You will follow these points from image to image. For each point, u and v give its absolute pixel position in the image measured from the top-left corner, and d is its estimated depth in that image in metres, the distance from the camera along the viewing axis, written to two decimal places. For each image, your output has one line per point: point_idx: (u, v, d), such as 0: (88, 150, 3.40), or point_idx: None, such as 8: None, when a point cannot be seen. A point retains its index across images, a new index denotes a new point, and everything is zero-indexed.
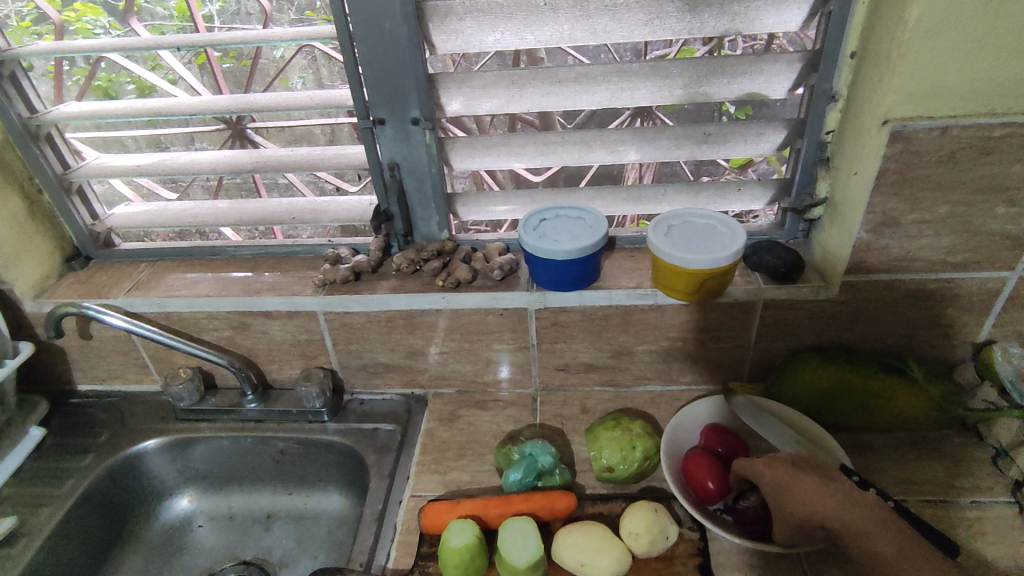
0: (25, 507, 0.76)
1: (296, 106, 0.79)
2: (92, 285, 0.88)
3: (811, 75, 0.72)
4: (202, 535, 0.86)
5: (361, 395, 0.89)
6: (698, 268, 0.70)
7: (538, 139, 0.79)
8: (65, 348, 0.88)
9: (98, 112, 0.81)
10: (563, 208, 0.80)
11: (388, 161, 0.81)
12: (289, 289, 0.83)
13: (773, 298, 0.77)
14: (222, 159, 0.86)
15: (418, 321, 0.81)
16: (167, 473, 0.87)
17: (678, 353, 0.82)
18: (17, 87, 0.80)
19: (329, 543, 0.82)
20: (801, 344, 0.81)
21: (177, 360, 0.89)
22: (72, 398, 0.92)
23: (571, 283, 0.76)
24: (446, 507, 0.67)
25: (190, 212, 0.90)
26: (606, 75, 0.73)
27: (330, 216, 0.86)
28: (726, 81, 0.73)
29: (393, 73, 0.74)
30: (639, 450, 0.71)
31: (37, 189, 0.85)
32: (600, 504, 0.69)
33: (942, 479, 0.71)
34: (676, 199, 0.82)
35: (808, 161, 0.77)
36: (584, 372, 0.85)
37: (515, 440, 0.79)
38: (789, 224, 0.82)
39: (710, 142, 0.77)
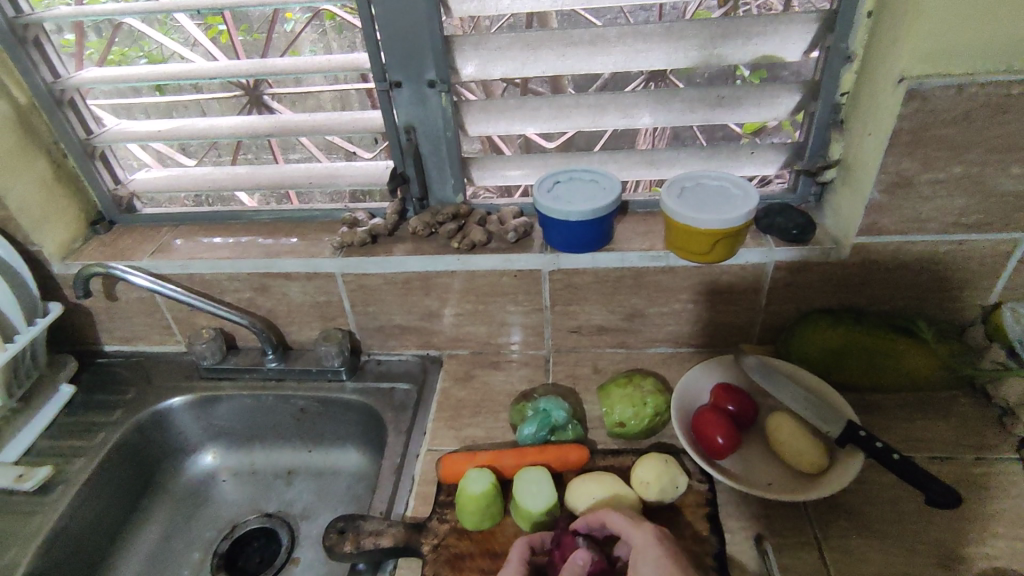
0: (59, 458, 0.80)
1: (314, 70, 0.80)
2: (117, 248, 0.90)
3: (827, 36, 0.72)
4: (226, 489, 0.89)
5: (378, 356, 0.91)
6: (711, 228, 0.71)
7: (552, 102, 0.79)
8: (93, 309, 0.91)
9: (118, 76, 0.82)
10: (576, 172, 0.81)
11: (404, 124, 0.82)
12: (307, 252, 0.85)
13: (784, 260, 0.77)
14: (241, 123, 0.87)
15: (433, 283, 0.83)
16: (192, 430, 0.90)
17: (689, 315, 0.84)
18: (41, 52, 0.81)
19: (349, 497, 0.86)
20: (812, 307, 0.82)
21: (200, 322, 0.91)
22: (99, 358, 0.96)
23: (585, 244, 0.77)
24: (463, 458, 0.70)
25: (209, 177, 0.92)
26: (621, 36, 0.73)
27: (347, 180, 0.88)
28: (741, 43, 0.73)
29: (410, 35, 0.75)
30: (650, 407, 0.73)
31: (63, 153, 0.88)
32: (612, 457, 0.71)
33: (948, 437, 0.73)
34: (689, 163, 0.82)
35: (822, 124, 0.77)
36: (596, 334, 0.86)
37: (528, 398, 0.81)
38: (802, 187, 0.83)
39: (724, 104, 0.77)
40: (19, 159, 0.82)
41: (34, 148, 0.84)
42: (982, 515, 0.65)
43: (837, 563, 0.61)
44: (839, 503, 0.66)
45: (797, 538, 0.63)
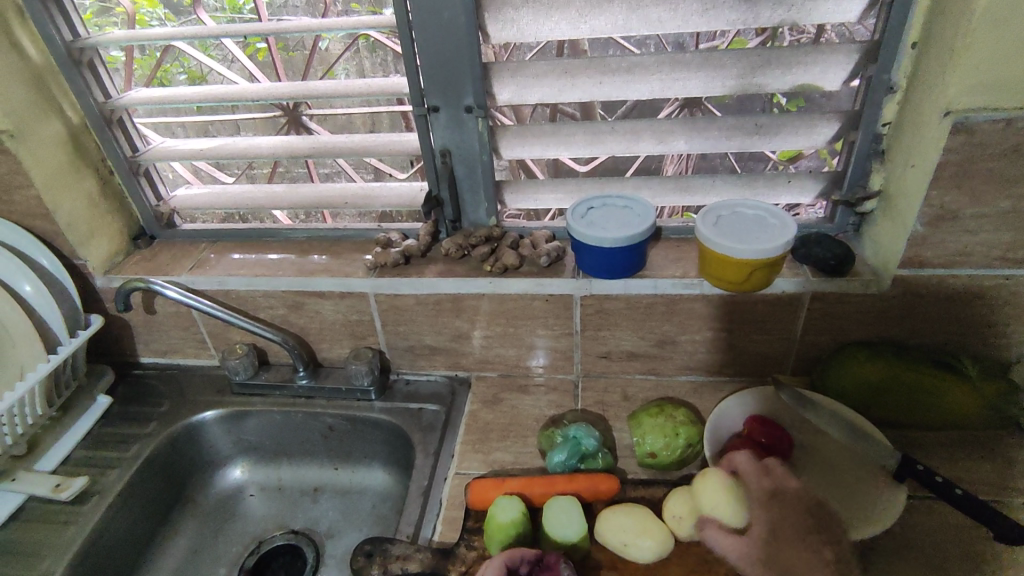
0: (95, 468, 0.81)
1: (353, 94, 0.81)
2: (157, 263, 0.92)
3: (869, 66, 0.71)
4: (253, 505, 0.90)
5: (406, 375, 0.92)
6: (746, 258, 0.70)
7: (587, 128, 0.79)
8: (131, 322, 0.93)
9: (166, 97, 0.85)
10: (610, 198, 0.81)
11: (440, 148, 0.83)
12: (341, 271, 0.86)
13: (821, 290, 0.76)
14: (280, 144, 0.89)
15: (464, 305, 0.83)
16: (222, 443, 0.91)
17: (722, 344, 0.82)
18: (94, 73, 0.84)
19: (374, 517, 0.86)
20: (849, 339, 0.80)
21: (233, 337, 0.93)
22: (135, 369, 0.97)
23: (617, 271, 0.77)
24: (492, 484, 0.69)
25: (247, 195, 0.94)
26: (659, 65, 0.73)
27: (381, 201, 0.89)
28: (780, 72, 0.72)
29: (449, 61, 0.76)
30: (682, 437, 0.72)
31: (109, 170, 0.90)
32: (642, 488, 0.70)
33: (993, 479, 0.70)
34: (724, 190, 0.82)
35: (861, 154, 0.76)
36: (626, 360, 0.85)
37: (558, 423, 0.81)
38: (839, 217, 0.81)
39: (762, 133, 0.77)
40: (68, 175, 0.85)
41: (83, 165, 0.87)
42: None
43: None
44: (878, 544, 0.64)
45: None
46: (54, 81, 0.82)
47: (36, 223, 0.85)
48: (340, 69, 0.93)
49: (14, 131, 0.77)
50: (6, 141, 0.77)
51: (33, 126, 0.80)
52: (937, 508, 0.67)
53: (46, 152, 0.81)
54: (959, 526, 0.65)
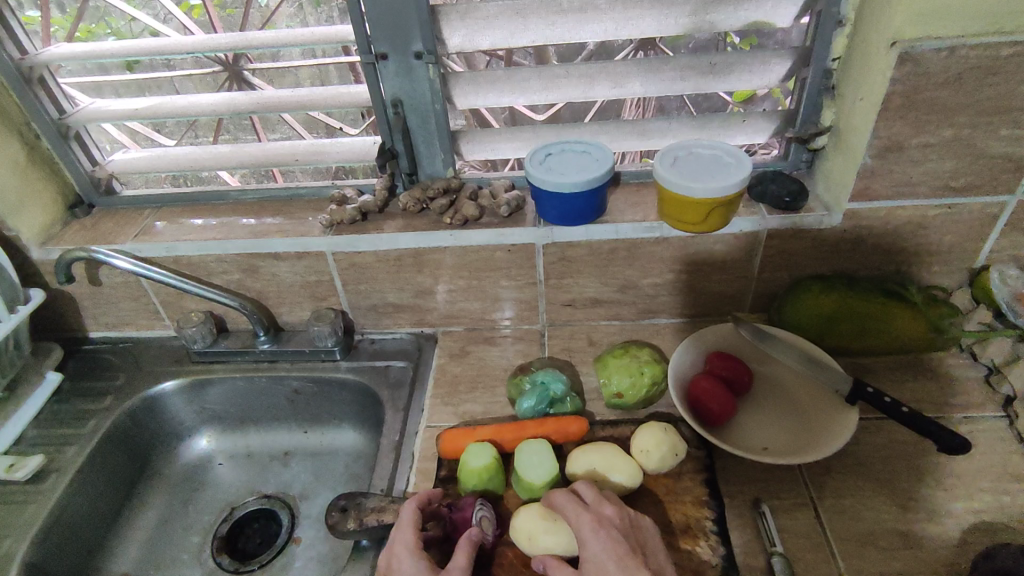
0: (50, 447, 0.78)
1: (295, 43, 0.77)
2: (99, 232, 0.88)
3: (818, 0, 0.71)
4: (222, 473, 0.89)
5: (371, 334, 0.91)
6: (704, 197, 0.71)
7: (542, 72, 0.78)
8: (76, 295, 0.89)
9: (90, 52, 0.79)
10: (568, 143, 0.80)
11: (391, 98, 0.80)
12: (296, 231, 0.83)
13: (776, 227, 0.78)
14: (221, 100, 0.84)
15: (425, 260, 0.82)
16: (184, 414, 0.89)
17: (683, 285, 0.84)
18: (4, 26, 0.77)
19: (347, 476, 0.86)
20: (804, 275, 0.82)
21: (188, 305, 0.90)
22: (85, 344, 0.94)
23: (577, 217, 0.77)
24: (463, 433, 0.70)
25: (191, 157, 0.89)
26: (611, 4, 0.72)
27: (333, 156, 0.86)
28: (732, 9, 0.72)
29: (394, 4, 0.72)
30: (647, 376, 0.74)
31: (36, 134, 0.84)
32: (610, 427, 0.72)
33: (936, 397, 0.74)
34: (680, 132, 0.82)
35: (813, 91, 0.77)
36: (590, 306, 0.86)
37: (526, 371, 0.81)
38: (793, 154, 0.83)
39: (716, 72, 0.77)
40: None
41: (6, 129, 0.81)
42: (970, 471, 0.67)
43: (836, 530, 0.62)
44: (833, 464, 0.68)
45: (793, 500, 0.65)
46: None
47: None
48: (280, 24, 0.88)
49: None
50: None
51: None
52: (887, 427, 0.71)
53: None
54: (907, 443, 0.69)
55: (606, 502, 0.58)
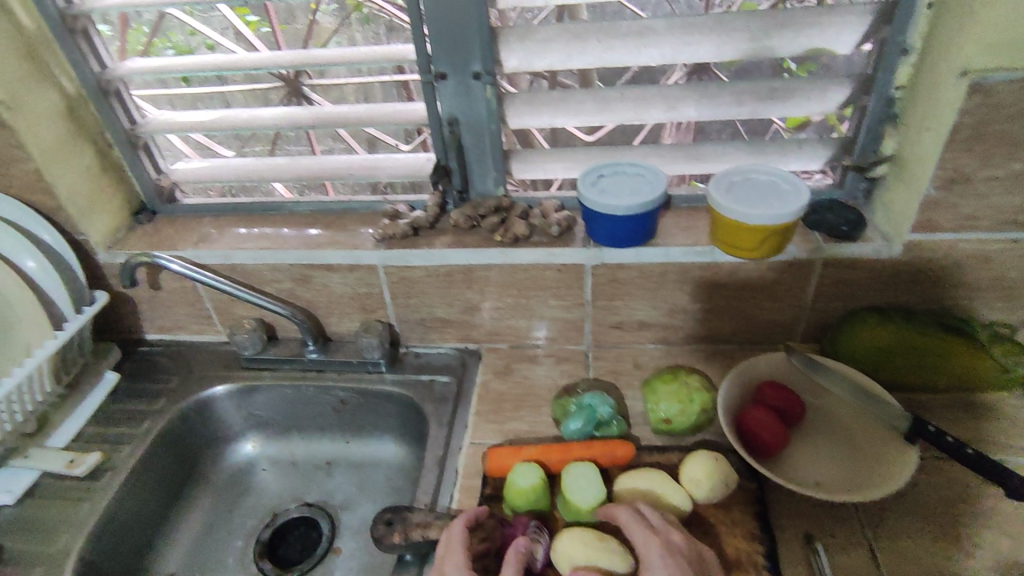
0: (107, 445, 0.81)
1: (358, 61, 0.79)
2: (161, 238, 0.91)
3: (883, 28, 0.70)
4: (266, 479, 0.91)
5: (416, 348, 0.92)
6: (761, 223, 0.70)
7: (597, 94, 0.79)
8: (136, 298, 0.92)
9: (163, 66, 0.83)
10: (621, 165, 0.80)
11: (447, 116, 0.82)
12: (349, 243, 0.85)
13: (833, 256, 0.76)
14: (282, 114, 0.87)
15: (474, 276, 0.83)
16: (233, 418, 0.91)
17: (732, 311, 0.83)
18: (88, 42, 0.81)
19: (388, 488, 0.86)
20: (859, 305, 0.80)
21: (241, 312, 0.92)
22: (141, 346, 0.97)
23: (629, 239, 0.77)
24: (509, 452, 0.70)
25: (250, 169, 0.92)
26: (670, 28, 0.72)
27: (388, 172, 0.88)
28: (793, 35, 0.71)
29: (456, 25, 0.74)
30: (697, 403, 0.73)
31: (108, 143, 0.88)
32: (657, 453, 0.71)
33: (999, 438, 0.72)
34: (734, 157, 0.81)
35: (874, 119, 0.76)
36: (637, 329, 0.86)
37: (571, 392, 0.81)
38: (850, 182, 0.81)
39: (774, 98, 0.76)
40: (67, 148, 0.83)
41: (81, 138, 0.85)
42: None
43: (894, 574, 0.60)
44: (889, 504, 0.65)
45: (848, 539, 0.63)
46: (49, 51, 0.79)
47: (36, 198, 0.83)
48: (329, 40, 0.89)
49: (10, 102, 0.75)
50: (3, 113, 0.75)
51: (29, 97, 0.78)
52: (947, 467, 0.68)
53: (43, 124, 0.79)
54: (968, 485, 0.67)
55: (674, 530, 0.59)
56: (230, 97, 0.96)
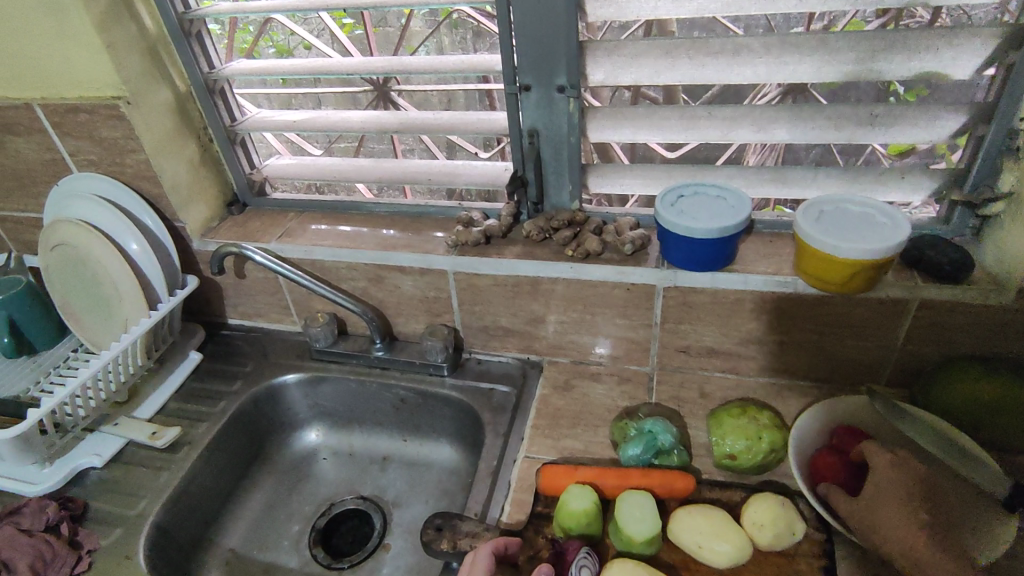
0: (186, 420, 0.86)
1: (445, 69, 0.81)
2: (249, 229, 0.96)
3: (1010, 53, 0.64)
4: (326, 468, 0.94)
5: (478, 354, 0.92)
6: (854, 257, 0.66)
7: (683, 111, 0.76)
8: (222, 284, 0.98)
9: (264, 68, 0.87)
10: (701, 185, 0.77)
11: (528, 127, 0.82)
12: (422, 247, 0.86)
13: (931, 298, 0.70)
14: (370, 118, 0.90)
15: (542, 289, 0.82)
16: (300, 406, 0.95)
17: (811, 347, 0.78)
18: (200, 44, 0.87)
19: (440, 491, 0.87)
20: (957, 353, 0.74)
21: (316, 306, 0.96)
22: (223, 329, 1.03)
23: (705, 263, 0.74)
24: (564, 472, 0.68)
25: (334, 169, 0.96)
26: (766, 47, 0.69)
27: (464, 179, 0.89)
28: (903, 58, 0.66)
29: (545, 38, 0.74)
30: (766, 442, 0.69)
31: (210, 139, 0.95)
32: (718, 490, 0.67)
33: None
34: (827, 184, 0.77)
35: (990, 152, 0.69)
36: (706, 356, 0.82)
37: (631, 415, 0.79)
38: (957, 218, 0.75)
39: (876, 124, 0.71)
40: (174, 141, 0.89)
41: (187, 132, 0.91)
42: None
43: None
44: None
45: None
46: (166, 51, 0.86)
47: (143, 185, 0.90)
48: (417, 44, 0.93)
49: (131, 97, 0.82)
50: (123, 107, 0.82)
51: (147, 94, 0.84)
52: None
53: (156, 119, 0.86)
54: None
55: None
56: (329, 99, 1.01)
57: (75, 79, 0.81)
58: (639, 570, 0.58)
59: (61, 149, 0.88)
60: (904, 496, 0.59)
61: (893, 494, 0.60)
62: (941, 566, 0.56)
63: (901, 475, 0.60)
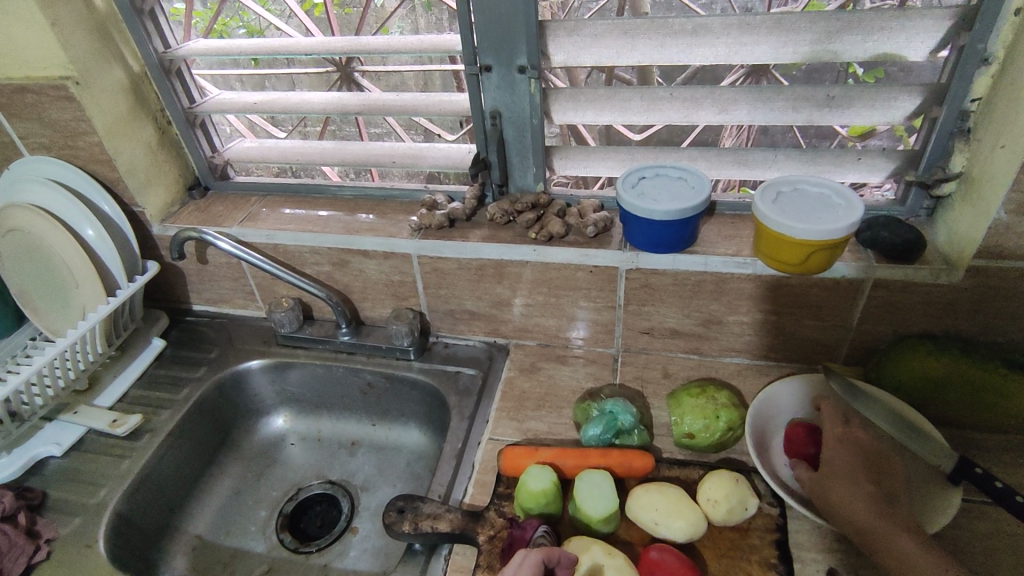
0: (148, 408, 0.85)
1: (405, 50, 0.79)
2: (211, 214, 0.94)
3: (962, 34, 0.64)
4: (294, 453, 0.93)
5: (445, 338, 0.92)
6: (808, 238, 0.66)
7: (644, 93, 0.76)
8: (185, 270, 0.96)
9: (221, 48, 0.85)
10: (663, 167, 0.77)
11: (490, 109, 0.81)
12: (386, 231, 0.86)
13: (885, 277, 0.71)
14: (331, 100, 0.88)
15: (506, 272, 0.82)
16: (266, 393, 0.94)
17: (770, 326, 0.79)
18: (154, 23, 0.85)
19: (408, 474, 0.88)
20: (910, 331, 0.75)
21: (280, 291, 0.95)
22: (188, 315, 1.01)
23: (666, 245, 0.74)
24: (525, 452, 0.69)
25: (298, 151, 0.94)
26: (726, 28, 0.69)
27: (429, 162, 0.88)
28: (860, 39, 0.66)
29: (504, 18, 0.73)
30: (723, 421, 0.70)
31: (168, 121, 0.93)
32: (677, 468, 0.69)
33: None
34: (786, 165, 0.77)
35: (943, 132, 0.70)
36: (669, 337, 0.83)
37: (595, 396, 0.80)
38: (912, 200, 0.76)
39: (834, 105, 0.71)
40: (128, 124, 0.87)
41: (143, 114, 0.89)
42: None
43: None
44: None
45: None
46: (117, 29, 0.83)
47: (98, 169, 0.87)
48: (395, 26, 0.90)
49: (79, 77, 0.79)
50: (72, 88, 0.79)
51: (97, 74, 0.81)
52: (991, 513, 0.64)
53: (108, 100, 0.83)
54: (1015, 535, 0.62)
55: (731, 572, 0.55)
56: (302, 80, 0.98)
57: (20, 59, 0.78)
58: (597, 547, 0.59)
59: (11, 132, 0.86)
60: (851, 471, 0.63)
61: (844, 471, 0.63)
62: (881, 525, 0.59)
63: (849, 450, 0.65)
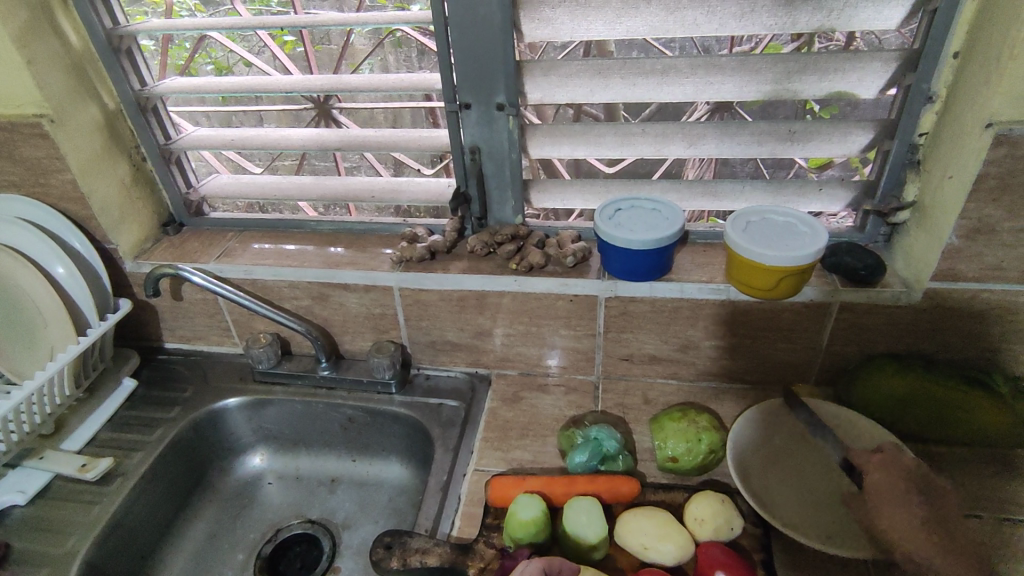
0: (119, 450, 0.82)
1: (383, 87, 0.81)
2: (186, 250, 0.93)
3: (907, 75, 0.70)
4: (271, 492, 0.91)
5: (427, 370, 0.92)
6: (777, 265, 0.69)
7: (617, 129, 0.79)
8: (158, 308, 0.94)
9: (198, 86, 0.85)
10: (638, 200, 0.80)
11: (469, 145, 0.83)
12: (366, 264, 0.86)
13: (850, 300, 0.75)
14: (310, 136, 0.89)
15: (487, 302, 0.83)
16: (242, 431, 0.92)
17: (744, 350, 0.82)
18: (131, 62, 0.85)
19: (391, 509, 0.86)
20: (875, 351, 0.79)
21: (257, 327, 0.94)
22: (159, 354, 0.99)
23: (643, 274, 0.77)
24: (512, 482, 0.69)
25: (275, 186, 0.94)
26: (692, 67, 0.73)
27: (408, 196, 0.90)
28: (816, 78, 0.71)
29: (482, 58, 0.76)
30: (705, 443, 0.72)
31: (142, 157, 0.92)
32: (662, 492, 0.70)
33: None
34: (754, 195, 0.81)
35: (897, 163, 0.75)
36: (648, 363, 0.85)
37: (579, 424, 0.81)
38: (870, 227, 0.80)
39: (795, 139, 0.76)
40: (103, 162, 0.86)
41: (117, 152, 0.88)
42: None
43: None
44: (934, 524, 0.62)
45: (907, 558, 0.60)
46: (92, 67, 0.83)
47: (69, 207, 0.86)
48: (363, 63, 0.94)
49: (55, 116, 0.79)
50: (46, 126, 0.79)
51: (73, 112, 0.81)
52: None
53: (83, 138, 0.83)
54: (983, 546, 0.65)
55: None
56: (271, 116, 1.00)
57: None
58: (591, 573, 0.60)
59: None
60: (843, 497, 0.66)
61: (890, 493, 0.62)
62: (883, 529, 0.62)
63: (893, 473, 0.64)
